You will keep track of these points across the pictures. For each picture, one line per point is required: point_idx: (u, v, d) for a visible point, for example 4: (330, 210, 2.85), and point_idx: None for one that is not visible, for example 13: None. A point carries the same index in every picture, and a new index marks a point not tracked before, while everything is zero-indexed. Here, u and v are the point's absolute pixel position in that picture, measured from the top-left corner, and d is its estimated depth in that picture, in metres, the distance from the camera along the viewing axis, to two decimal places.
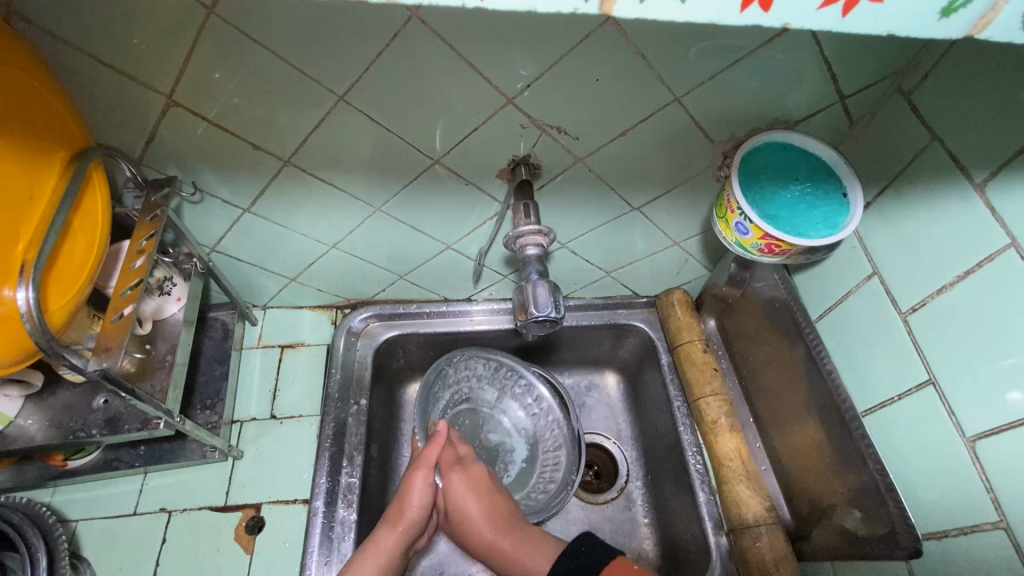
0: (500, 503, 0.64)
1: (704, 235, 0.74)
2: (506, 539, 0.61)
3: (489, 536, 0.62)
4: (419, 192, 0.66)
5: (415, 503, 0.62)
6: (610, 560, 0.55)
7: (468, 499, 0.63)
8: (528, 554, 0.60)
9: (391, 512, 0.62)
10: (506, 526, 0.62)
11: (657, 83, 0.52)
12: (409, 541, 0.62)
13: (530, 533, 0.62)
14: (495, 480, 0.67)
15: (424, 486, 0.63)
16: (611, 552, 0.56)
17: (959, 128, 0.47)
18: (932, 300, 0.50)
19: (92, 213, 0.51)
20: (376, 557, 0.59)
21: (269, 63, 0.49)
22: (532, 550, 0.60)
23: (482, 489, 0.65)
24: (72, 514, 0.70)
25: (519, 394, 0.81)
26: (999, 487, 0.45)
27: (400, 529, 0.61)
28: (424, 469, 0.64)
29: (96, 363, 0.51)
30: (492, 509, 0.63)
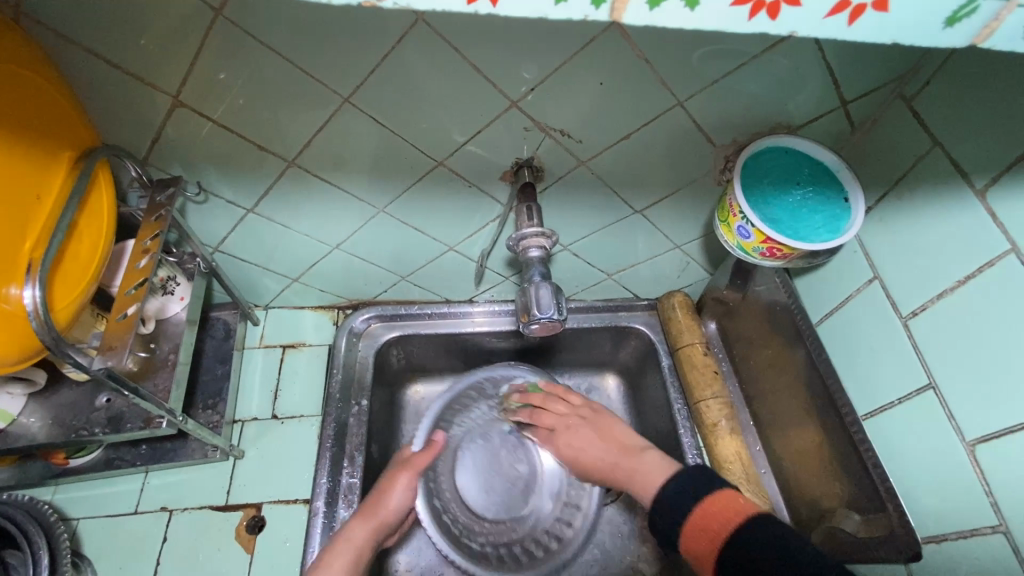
0: (611, 429, 0.70)
1: (705, 238, 0.74)
2: (629, 460, 0.65)
3: (614, 454, 0.67)
4: (422, 194, 0.66)
5: (393, 502, 0.65)
6: (712, 491, 0.54)
7: (594, 441, 0.69)
8: (639, 471, 0.63)
9: (368, 507, 0.64)
10: (625, 454, 0.66)
11: (660, 87, 0.52)
12: (381, 537, 0.63)
13: (649, 455, 0.64)
14: (608, 414, 0.73)
15: (405, 488, 0.67)
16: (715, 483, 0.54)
17: (959, 134, 0.47)
18: (932, 304, 0.50)
19: (97, 213, 0.51)
20: (349, 548, 0.60)
21: (276, 65, 0.49)
22: (648, 465, 0.63)
23: (605, 430, 0.70)
24: (73, 513, 0.70)
25: (506, 402, 0.80)
26: (998, 491, 0.45)
27: (372, 523, 0.63)
28: (408, 472, 0.68)
29: (100, 361, 0.52)
30: (602, 430, 0.70)
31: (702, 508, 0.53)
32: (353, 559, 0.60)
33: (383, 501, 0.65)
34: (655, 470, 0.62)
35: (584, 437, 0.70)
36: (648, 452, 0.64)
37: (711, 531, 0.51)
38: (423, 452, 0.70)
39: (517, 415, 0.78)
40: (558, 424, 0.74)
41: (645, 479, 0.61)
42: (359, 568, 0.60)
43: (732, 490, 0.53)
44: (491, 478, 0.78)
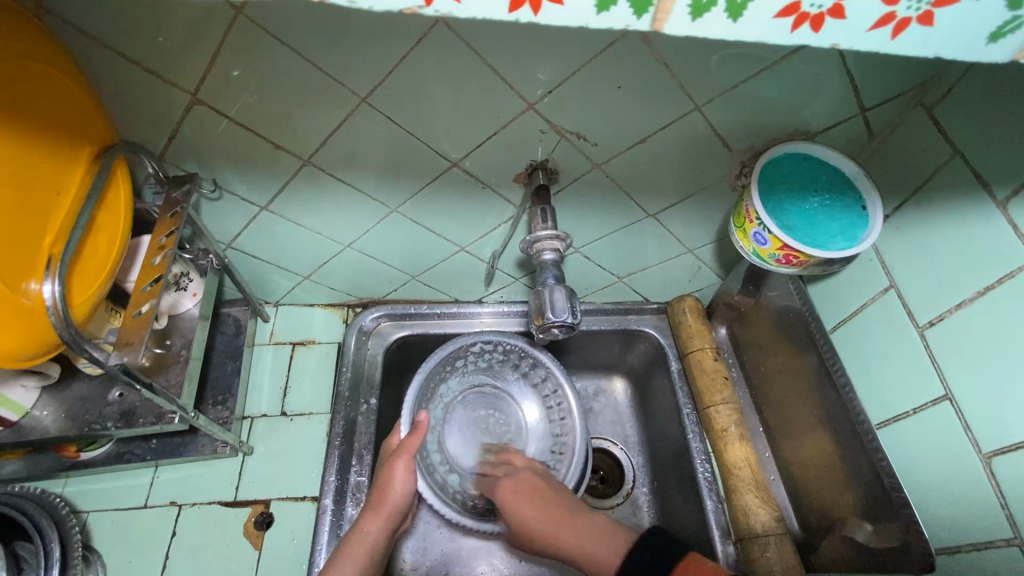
0: (557, 501, 0.61)
1: (718, 243, 0.74)
2: (568, 529, 0.58)
3: (553, 526, 0.59)
4: (436, 194, 0.66)
5: (399, 490, 0.63)
6: (678, 560, 0.49)
7: (524, 505, 0.61)
8: (586, 542, 0.56)
9: (374, 500, 0.62)
10: (563, 518, 0.59)
11: (678, 91, 0.52)
12: (393, 525, 0.62)
13: (592, 522, 0.58)
14: (560, 487, 0.64)
15: (406, 474, 0.64)
16: (678, 551, 0.49)
17: (981, 144, 0.47)
18: (950, 315, 0.50)
19: (115, 209, 0.52)
20: (361, 546, 0.59)
21: (295, 64, 0.49)
22: (598, 541, 0.56)
23: (550, 495, 0.62)
24: (84, 505, 0.70)
25: (533, 377, 0.80)
26: (1014, 504, 0.44)
27: (384, 515, 0.61)
28: (405, 456, 0.64)
29: (117, 356, 0.52)
30: (554, 509, 0.60)
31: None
32: (370, 552, 0.59)
33: (389, 486, 0.63)
34: (608, 536, 0.56)
35: (525, 507, 0.61)
36: (596, 511, 0.59)
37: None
38: (414, 435, 0.66)
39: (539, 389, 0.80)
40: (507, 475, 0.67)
41: (598, 556, 0.55)
42: (373, 561, 0.60)
43: (699, 555, 0.49)
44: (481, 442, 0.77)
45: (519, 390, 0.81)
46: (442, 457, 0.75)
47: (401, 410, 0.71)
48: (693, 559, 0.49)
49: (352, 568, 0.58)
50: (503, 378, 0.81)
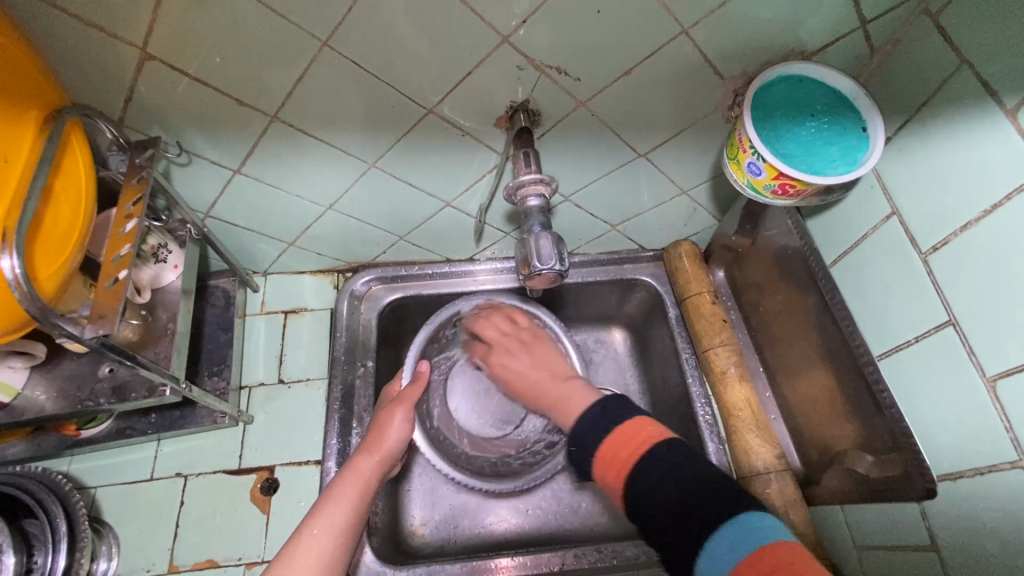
0: (549, 363, 0.66)
1: (713, 181, 0.71)
2: (554, 387, 0.62)
3: (541, 381, 0.64)
4: (414, 145, 0.63)
5: (393, 437, 0.63)
6: (622, 421, 0.50)
7: (527, 370, 0.66)
8: (563, 403, 0.59)
9: (369, 442, 0.63)
10: (555, 381, 0.63)
11: (662, 14, 0.48)
12: (385, 469, 0.63)
13: (578, 384, 0.61)
14: (548, 347, 0.69)
15: (402, 423, 0.64)
16: (630, 413, 0.51)
17: (989, 49, 0.44)
18: (954, 238, 0.48)
19: (73, 179, 0.49)
20: (354, 480, 0.60)
21: (246, 7, 0.45)
22: (579, 396, 0.59)
23: (539, 356, 0.67)
24: (90, 481, 0.71)
25: None
26: (1019, 426, 0.43)
27: (377, 458, 0.62)
28: (403, 407, 0.65)
29: (92, 330, 0.50)
30: (549, 369, 0.65)
31: (615, 434, 0.50)
32: (363, 490, 0.59)
33: (386, 429, 0.64)
34: (577, 395, 0.59)
35: (517, 362, 0.68)
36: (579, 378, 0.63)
37: (620, 458, 0.48)
38: (412, 387, 0.67)
39: None
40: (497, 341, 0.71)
41: (570, 412, 0.58)
42: (366, 498, 0.59)
43: (645, 418, 0.51)
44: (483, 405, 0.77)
45: None
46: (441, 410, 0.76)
47: (402, 361, 0.71)
48: (636, 423, 0.50)
49: (344, 506, 0.57)
50: None
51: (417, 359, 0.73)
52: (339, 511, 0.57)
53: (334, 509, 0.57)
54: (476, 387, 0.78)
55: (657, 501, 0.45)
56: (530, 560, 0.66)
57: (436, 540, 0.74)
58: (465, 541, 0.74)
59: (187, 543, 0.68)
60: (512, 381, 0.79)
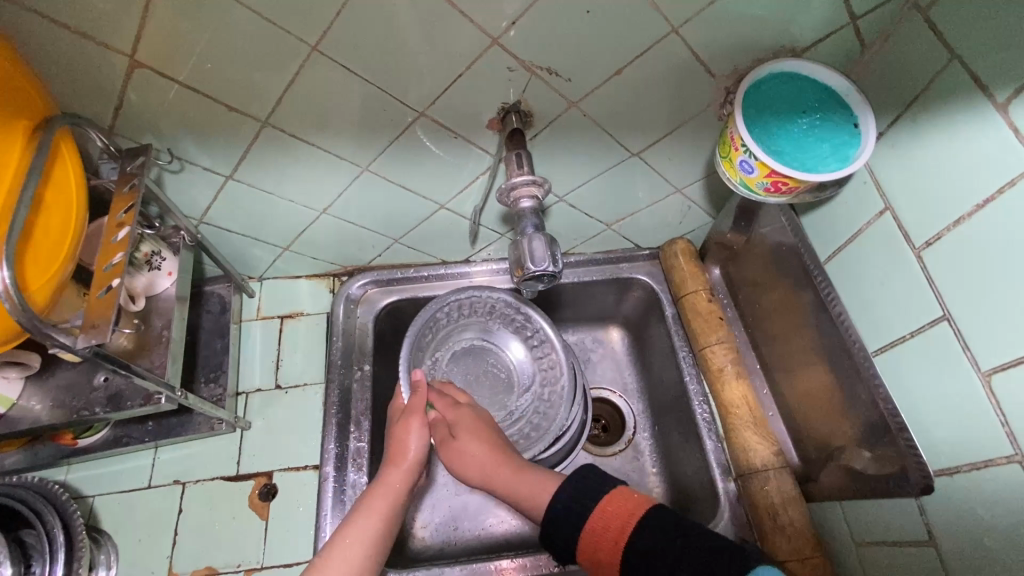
0: (507, 454, 0.63)
1: (708, 179, 0.71)
2: (500, 471, 0.62)
3: (489, 467, 0.63)
4: (407, 148, 0.62)
5: (414, 447, 0.63)
6: (603, 495, 0.55)
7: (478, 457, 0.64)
8: (523, 487, 0.61)
9: (392, 455, 0.63)
10: (501, 464, 0.62)
11: (651, 12, 0.48)
12: (413, 478, 0.63)
13: (529, 470, 0.62)
14: (496, 433, 0.66)
15: (420, 431, 0.64)
16: (608, 485, 0.56)
17: (979, 43, 0.44)
18: (947, 233, 0.48)
19: (64, 188, 0.49)
20: (384, 494, 0.60)
21: (234, 13, 0.45)
22: (528, 480, 0.61)
23: (486, 436, 0.65)
24: (88, 490, 0.71)
25: (523, 330, 0.77)
26: (1014, 420, 0.43)
27: (404, 468, 0.62)
28: (418, 416, 0.65)
29: (85, 340, 0.50)
30: (495, 454, 0.63)
31: (599, 509, 0.54)
32: (393, 503, 0.60)
33: (405, 442, 0.64)
34: (539, 485, 0.60)
35: (469, 447, 0.64)
36: (524, 463, 0.63)
37: (614, 531, 0.52)
38: (417, 396, 0.66)
39: (522, 334, 0.77)
40: (444, 432, 0.67)
41: (529, 494, 0.60)
42: (398, 508, 0.60)
43: (625, 490, 0.56)
44: (474, 392, 0.76)
45: (506, 338, 0.78)
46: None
47: (397, 367, 0.70)
48: (620, 493, 0.55)
49: (376, 519, 0.58)
50: (496, 333, 0.79)
51: (410, 367, 0.70)
52: (373, 522, 0.58)
53: (364, 520, 0.58)
54: (464, 374, 0.77)
55: (664, 570, 0.48)
56: (529, 562, 0.66)
57: (437, 542, 0.74)
58: (466, 543, 0.74)
59: (186, 550, 0.68)
60: (499, 369, 0.78)
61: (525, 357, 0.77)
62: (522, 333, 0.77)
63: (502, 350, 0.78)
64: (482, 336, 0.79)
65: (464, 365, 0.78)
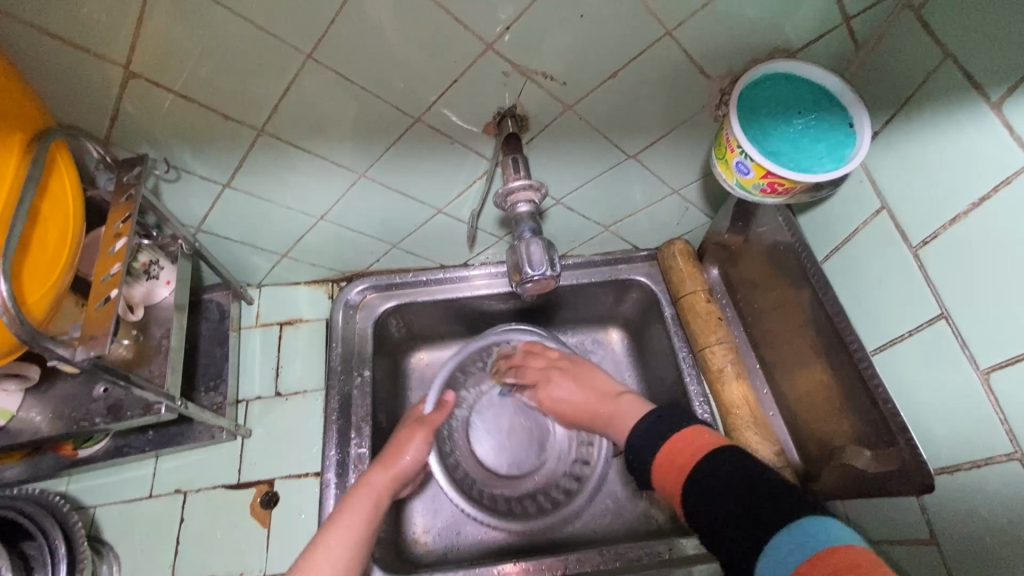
0: (603, 389, 0.68)
1: (704, 180, 0.71)
2: (606, 406, 0.65)
3: (591, 403, 0.68)
4: (403, 154, 0.63)
5: (411, 457, 0.64)
6: (677, 431, 0.52)
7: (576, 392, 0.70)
8: (619, 412, 0.63)
9: (385, 457, 0.64)
10: (608, 400, 0.66)
11: (645, 16, 0.48)
12: (398, 487, 0.64)
13: (629, 398, 0.64)
14: (594, 368, 0.72)
15: (420, 444, 0.66)
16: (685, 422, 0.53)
17: (972, 42, 0.44)
18: (944, 231, 0.48)
19: (60, 199, 0.49)
20: (366, 494, 0.61)
21: (229, 23, 0.45)
22: (625, 408, 0.63)
23: (582, 376, 0.71)
24: (89, 501, 0.71)
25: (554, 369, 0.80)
26: (1013, 417, 0.43)
27: (392, 474, 0.63)
28: (424, 429, 0.67)
29: (84, 351, 0.50)
30: (601, 391, 0.68)
31: (674, 439, 0.51)
32: (374, 503, 0.60)
33: (402, 449, 0.65)
34: (634, 408, 0.62)
35: (561, 387, 0.71)
36: (625, 390, 0.66)
37: (680, 459, 0.50)
38: (436, 412, 0.70)
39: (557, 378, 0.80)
40: (539, 377, 0.74)
41: (621, 420, 0.62)
42: (378, 512, 0.60)
43: (701, 427, 0.52)
44: (506, 445, 0.79)
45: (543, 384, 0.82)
46: (461, 450, 0.78)
47: (430, 388, 0.74)
48: (693, 431, 0.51)
49: (359, 519, 0.58)
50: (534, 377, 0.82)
51: (443, 389, 0.75)
52: (354, 523, 0.58)
53: (348, 520, 0.58)
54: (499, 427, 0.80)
55: (727, 504, 0.45)
56: (532, 566, 0.66)
57: (439, 547, 0.74)
58: (469, 547, 0.74)
59: (188, 559, 0.68)
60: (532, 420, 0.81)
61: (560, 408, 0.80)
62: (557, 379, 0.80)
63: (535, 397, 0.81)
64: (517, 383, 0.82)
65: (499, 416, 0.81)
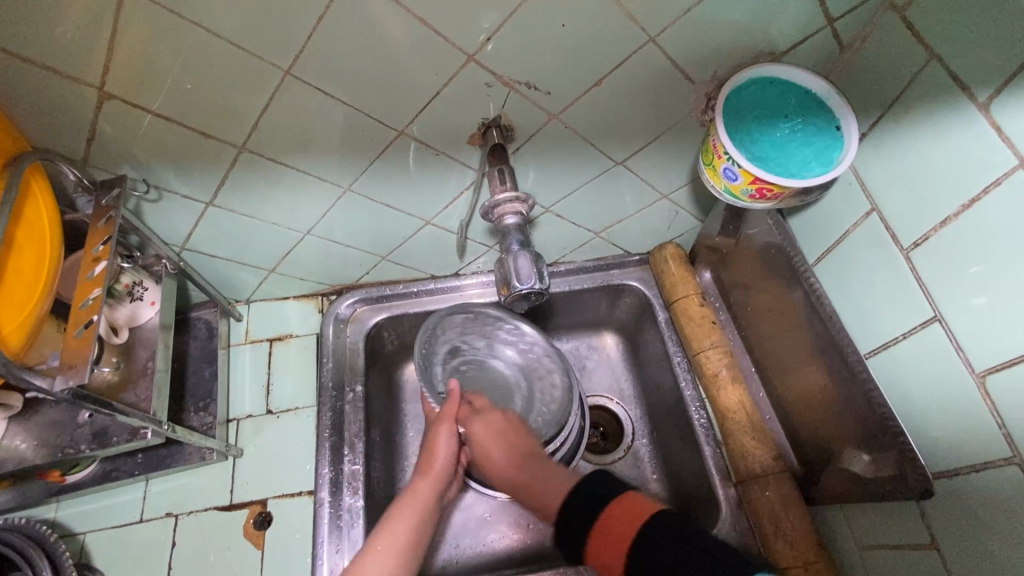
0: (520, 443, 0.63)
1: (694, 184, 0.70)
2: (526, 474, 0.60)
3: (516, 473, 0.61)
4: (388, 167, 0.62)
5: (444, 451, 0.62)
6: (615, 497, 0.51)
7: (495, 452, 0.62)
8: (538, 488, 0.59)
9: (421, 464, 0.62)
10: (530, 464, 0.61)
11: (627, 23, 0.48)
12: (441, 489, 0.62)
13: (554, 468, 0.60)
14: (519, 428, 0.64)
15: (449, 438, 0.63)
16: (618, 490, 0.52)
17: (956, 43, 0.43)
18: (935, 233, 0.47)
19: (36, 225, 0.48)
20: (412, 503, 0.59)
21: (204, 41, 0.45)
22: (543, 483, 0.59)
23: (508, 434, 0.63)
24: (79, 527, 0.69)
25: (510, 338, 0.75)
26: (1010, 420, 0.43)
27: (433, 477, 0.61)
28: (448, 423, 0.63)
29: (63, 381, 0.49)
30: (517, 451, 0.62)
31: (610, 511, 0.50)
32: (421, 510, 0.59)
33: (433, 452, 0.62)
34: (554, 478, 0.59)
35: (481, 437, 0.63)
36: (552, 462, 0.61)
37: (617, 534, 0.49)
38: (450, 402, 0.65)
39: (510, 342, 0.75)
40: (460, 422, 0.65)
41: (546, 498, 0.58)
42: (427, 519, 0.59)
43: (637, 494, 0.52)
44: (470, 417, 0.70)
45: (494, 351, 0.76)
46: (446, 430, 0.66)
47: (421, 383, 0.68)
48: (630, 497, 0.51)
49: (405, 524, 0.57)
50: (482, 346, 0.76)
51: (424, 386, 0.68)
52: (401, 528, 0.56)
53: (395, 524, 0.57)
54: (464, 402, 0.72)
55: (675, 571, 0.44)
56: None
57: (437, 561, 0.73)
58: (467, 560, 0.73)
59: None
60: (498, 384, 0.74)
61: (515, 359, 0.75)
62: (506, 339, 0.75)
63: (494, 364, 0.75)
64: (466, 351, 0.75)
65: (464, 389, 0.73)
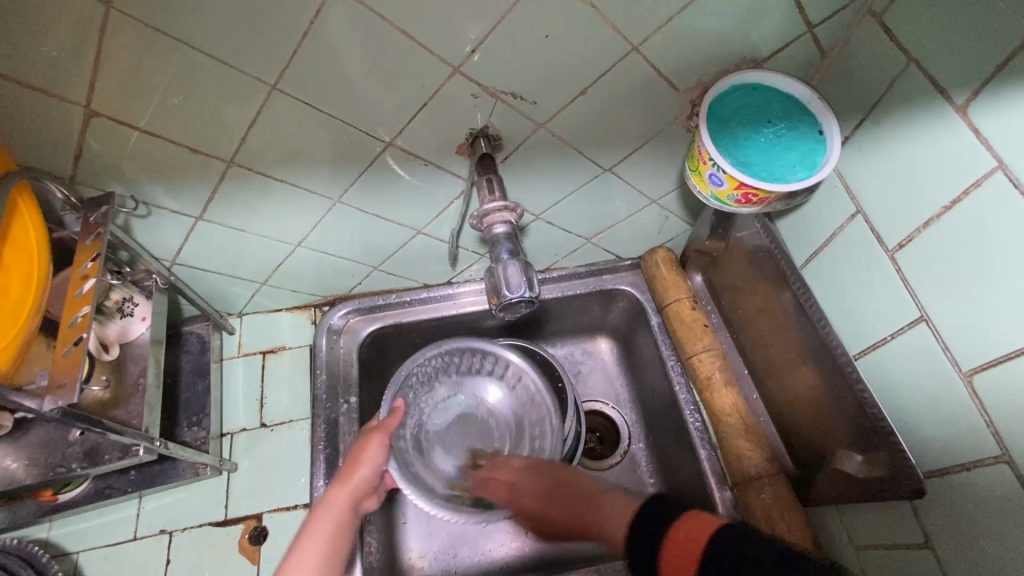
0: (573, 488, 0.59)
1: (682, 189, 0.71)
2: (584, 518, 0.56)
3: (571, 518, 0.58)
4: (378, 179, 0.62)
5: (366, 465, 0.60)
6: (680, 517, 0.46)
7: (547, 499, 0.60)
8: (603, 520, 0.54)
9: (342, 471, 0.61)
10: (576, 504, 0.57)
11: (611, 33, 0.48)
12: (361, 500, 0.60)
13: (612, 497, 0.55)
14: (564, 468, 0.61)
15: (376, 450, 0.62)
16: (679, 507, 0.47)
17: (935, 47, 0.44)
18: (919, 234, 0.48)
19: (22, 243, 0.47)
20: (326, 513, 0.58)
21: (190, 59, 0.45)
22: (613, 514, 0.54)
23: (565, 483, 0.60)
24: (72, 546, 0.69)
25: (499, 373, 0.75)
26: (998, 419, 0.43)
27: (349, 487, 0.60)
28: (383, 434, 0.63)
29: (52, 402, 0.49)
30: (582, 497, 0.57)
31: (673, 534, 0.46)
32: (337, 522, 0.58)
33: (359, 460, 0.61)
34: (616, 514, 0.53)
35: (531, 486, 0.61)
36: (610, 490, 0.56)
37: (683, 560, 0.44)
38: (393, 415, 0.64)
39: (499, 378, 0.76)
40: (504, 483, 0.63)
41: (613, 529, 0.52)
42: (343, 527, 0.58)
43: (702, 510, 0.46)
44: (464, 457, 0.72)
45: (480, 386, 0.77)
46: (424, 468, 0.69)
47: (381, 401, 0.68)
48: (698, 514, 0.46)
49: (324, 538, 0.57)
50: (474, 381, 0.76)
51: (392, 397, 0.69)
52: (314, 548, 0.56)
53: (306, 544, 0.56)
54: (450, 438, 0.74)
55: None
56: None
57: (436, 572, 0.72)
58: (467, 570, 0.73)
59: None
60: (488, 424, 0.75)
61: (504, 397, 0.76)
62: (497, 376, 0.76)
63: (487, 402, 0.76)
64: (460, 389, 0.76)
65: (454, 433, 0.74)
